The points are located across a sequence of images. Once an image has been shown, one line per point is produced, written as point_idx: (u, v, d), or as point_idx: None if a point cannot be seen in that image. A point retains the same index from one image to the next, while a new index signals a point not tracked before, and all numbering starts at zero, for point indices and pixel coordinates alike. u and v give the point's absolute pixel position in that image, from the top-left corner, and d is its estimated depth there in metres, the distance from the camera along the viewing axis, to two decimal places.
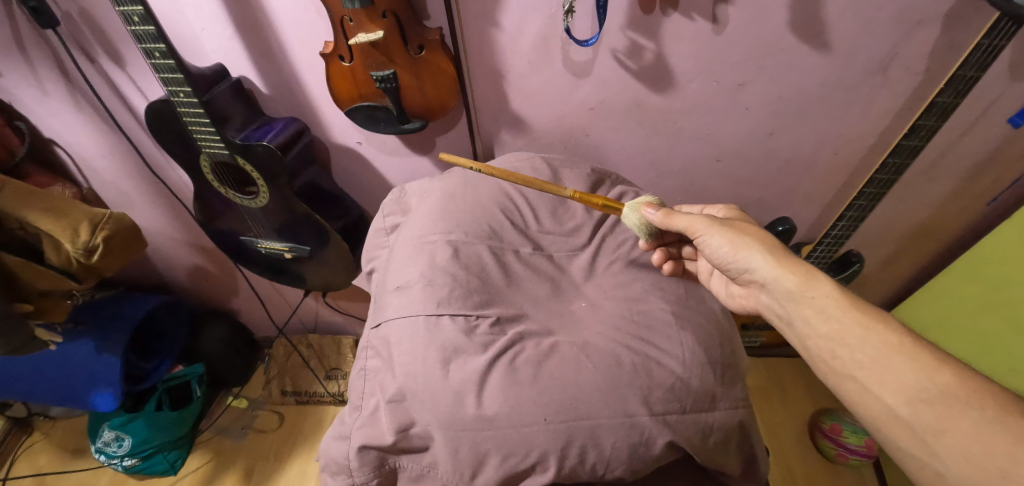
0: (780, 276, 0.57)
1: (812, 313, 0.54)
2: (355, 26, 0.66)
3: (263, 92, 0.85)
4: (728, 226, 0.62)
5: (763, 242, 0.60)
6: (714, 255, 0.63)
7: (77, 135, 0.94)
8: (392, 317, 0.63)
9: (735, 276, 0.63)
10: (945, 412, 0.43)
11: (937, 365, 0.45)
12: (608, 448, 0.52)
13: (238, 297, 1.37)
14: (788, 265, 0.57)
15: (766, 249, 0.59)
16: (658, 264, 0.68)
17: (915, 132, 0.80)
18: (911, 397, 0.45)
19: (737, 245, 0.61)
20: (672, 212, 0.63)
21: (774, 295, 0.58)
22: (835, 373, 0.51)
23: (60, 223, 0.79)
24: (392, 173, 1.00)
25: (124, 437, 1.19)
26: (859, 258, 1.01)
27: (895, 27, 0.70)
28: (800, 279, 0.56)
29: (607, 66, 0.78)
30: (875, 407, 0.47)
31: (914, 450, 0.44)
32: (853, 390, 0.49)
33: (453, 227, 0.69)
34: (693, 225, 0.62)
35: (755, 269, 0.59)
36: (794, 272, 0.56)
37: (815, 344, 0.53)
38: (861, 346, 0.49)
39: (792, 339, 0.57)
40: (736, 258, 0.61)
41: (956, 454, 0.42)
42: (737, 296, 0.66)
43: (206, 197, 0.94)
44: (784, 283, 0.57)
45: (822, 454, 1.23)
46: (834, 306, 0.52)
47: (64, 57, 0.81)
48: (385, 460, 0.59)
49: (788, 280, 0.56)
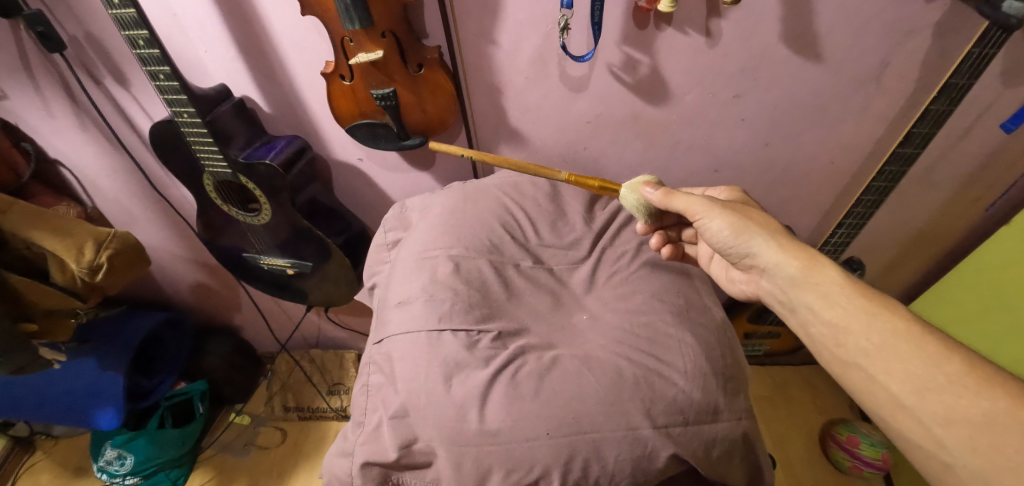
0: (782, 260, 0.56)
1: (816, 299, 0.53)
2: (355, 47, 0.68)
3: (265, 111, 0.86)
4: (729, 208, 0.61)
5: (764, 225, 0.59)
6: (716, 239, 0.62)
7: (82, 155, 0.95)
8: (393, 333, 0.64)
9: (737, 260, 0.62)
10: (952, 403, 0.43)
11: (945, 355, 0.45)
12: (611, 462, 0.51)
13: (240, 313, 1.37)
14: (791, 248, 0.57)
15: (767, 234, 0.58)
16: (655, 248, 0.71)
17: (910, 139, 0.81)
18: (918, 387, 0.45)
19: (738, 228, 0.60)
20: (672, 193, 0.63)
21: (777, 280, 0.58)
22: (839, 361, 0.51)
23: (65, 243, 0.79)
24: (392, 188, 1.01)
25: (127, 456, 1.18)
26: (861, 265, 1.01)
27: (886, 37, 0.71)
28: (803, 264, 0.55)
29: (604, 80, 0.79)
30: (881, 396, 0.47)
31: (921, 441, 0.45)
32: (858, 379, 0.49)
33: (452, 242, 0.70)
34: (691, 207, 0.61)
35: (756, 253, 0.59)
36: (797, 255, 0.56)
37: (818, 331, 0.53)
38: (866, 333, 0.49)
39: (794, 327, 0.57)
40: (738, 242, 0.60)
41: (963, 443, 0.42)
42: (737, 281, 0.67)
43: (209, 214, 0.95)
44: (786, 268, 0.56)
45: (833, 465, 1.22)
46: (840, 292, 0.52)
47: (70, 80, 0.82)
48: (388, 476, 0.58)
49: (790, 263, 0.56)
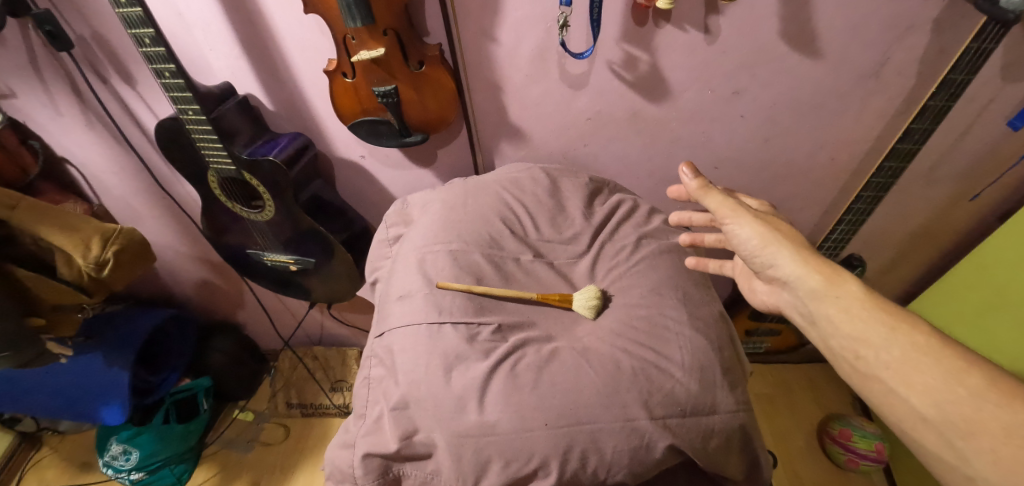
0: (803, 275, 0.54)
1: (836, 312, 0.52)
2: (357, 44, 0.69)
3: (268, 108, 0.87)
4: (758, 217, 0.59)
5: (791, 238, 0.57)
6: (740, 247, 0.59)
7: (89, 152, 0.97)
8: (394, 326, 0.65)
9: (757, 270, 0.60)
10: (973, 416, 0.43)
11: (963, 367, 0.46)
12: (609, 452, 0.52)
13: (243, 310, 1.38)
14: (814, 262, 0.54)
15: (793, 247, 0.56)
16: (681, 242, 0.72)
17: (910, 135, 0.81)
18: (937, 400, 0.45)
19: (766, 238, 0.57)
20: (706, 188, 0.60)
21: (797, 293, 0.56)
22: (859, 374, 0.51)
23: (72, 238, 0.81)
24: (394, 186, 1.01)
25: (132, 451, 1.19)
26: (862, 262, 1.03)
27: (884, 34, 0.72)
28: (824, 278, 0.53)
29: (604, 77, 0.80)
30: (901, 408, 0.47)
31: (941, 452, 0.45)
32: (878, 391, 0.49)
33: (452, 237, 0.71)
34: (720, 208, 0.59)
35: (779, 266, 0.56)
36: (819, 270, 0.54)
37: (837, 344, 0.52)
38: (886, 347, 0.49)
39: (815, 340, 0.55)
40: (762, 252, 0.58)
41: (985, 456, 0.42)
42: (760, 294, 0.65)
43: (214, 211, 0.96)
44: (807, 282, 0.54)
45: (832, 461, 1.23)
46: (859, 305, 0.51)
47: (78, 78, 0.84)
48: (389, 468, 0.58)
49: (811, 278, 0.54)
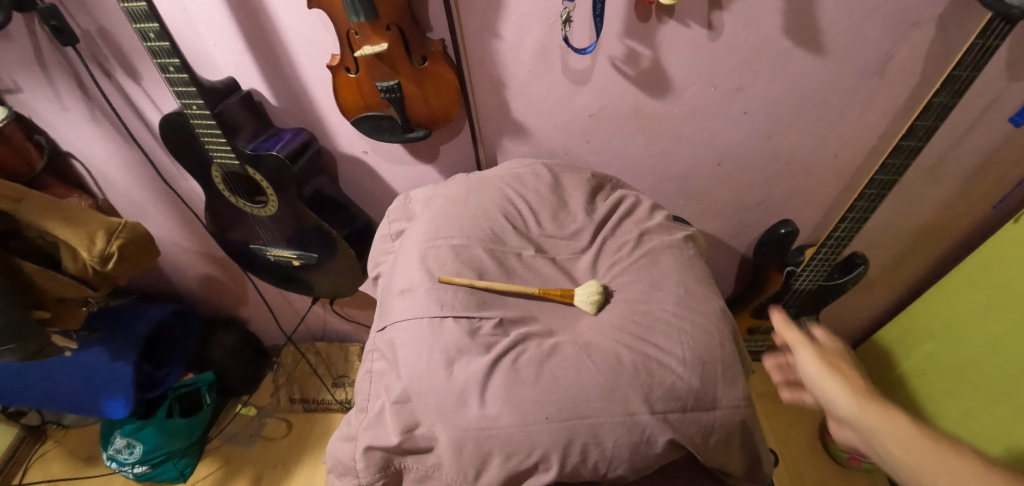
0: (859, 416, 0.53)
1: (894, 450, 0.49)
2: (360, 39, 0.68)
3: (272, 103, 0.87)
4: (825, 355, 0.60)
5: (856, 382, 0.56)
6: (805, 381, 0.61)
7: (94, 147, 0.97)
8: (396, 320, 0.65)
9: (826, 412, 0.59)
10: None
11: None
12: (609, 446, 0.52)
13: (247, 306, 1.39)
14: (865, 398, 0.54)
15: (853, 390, 0.55)
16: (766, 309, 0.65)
17: (914, 132, 0.79)
18: None
19: (828, 377, 0.58)
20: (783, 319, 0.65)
21: (857, 433, 0.53)
22: None
23: (77, 232, 0.81)
24: (396, 181, 1.02)
25: (136, 444, 1.21)
26: (863, 260, 1.02)
27: (889, 30, 0.71)
28: (880, 419, 0.52)
29: (606, 73, 0.80)
30: None
31: None
32: None
33: (455, 232, 0.71)
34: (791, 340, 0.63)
35: (837, 405, 0.56)
36: (871, 407, 0.53)
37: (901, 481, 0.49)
38: (937, 475, 0.46)
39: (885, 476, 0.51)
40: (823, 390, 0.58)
41: None
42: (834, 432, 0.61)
43: (218, 206, 0.96)
44: (862, 423, 0.53)
45: (835, 459, 1.24)
46: (913, 439, 0.49)
47: (83, 73, 0.84)
48: (391, 462, 0.58)
49: (865, 416, 0.53)
